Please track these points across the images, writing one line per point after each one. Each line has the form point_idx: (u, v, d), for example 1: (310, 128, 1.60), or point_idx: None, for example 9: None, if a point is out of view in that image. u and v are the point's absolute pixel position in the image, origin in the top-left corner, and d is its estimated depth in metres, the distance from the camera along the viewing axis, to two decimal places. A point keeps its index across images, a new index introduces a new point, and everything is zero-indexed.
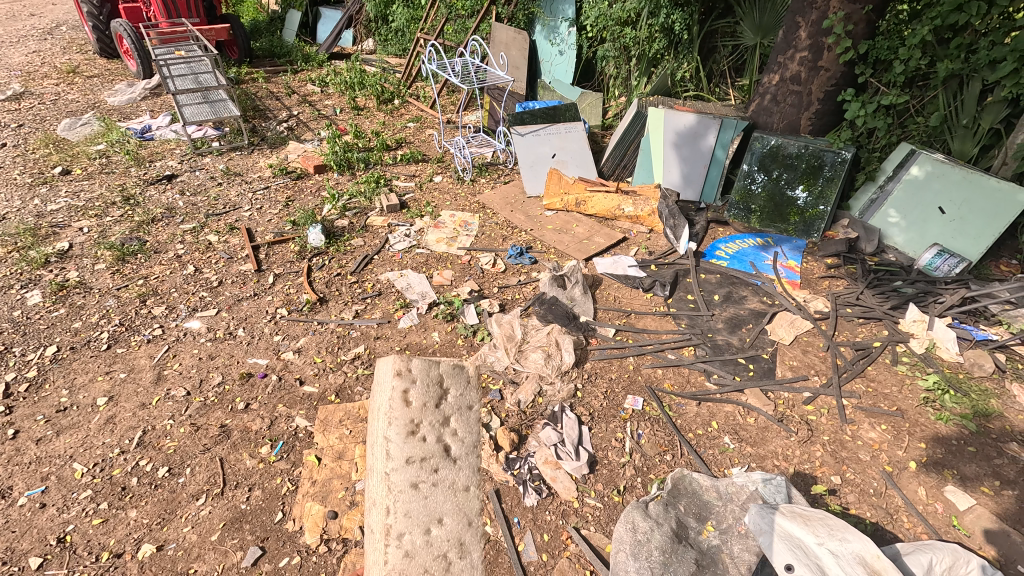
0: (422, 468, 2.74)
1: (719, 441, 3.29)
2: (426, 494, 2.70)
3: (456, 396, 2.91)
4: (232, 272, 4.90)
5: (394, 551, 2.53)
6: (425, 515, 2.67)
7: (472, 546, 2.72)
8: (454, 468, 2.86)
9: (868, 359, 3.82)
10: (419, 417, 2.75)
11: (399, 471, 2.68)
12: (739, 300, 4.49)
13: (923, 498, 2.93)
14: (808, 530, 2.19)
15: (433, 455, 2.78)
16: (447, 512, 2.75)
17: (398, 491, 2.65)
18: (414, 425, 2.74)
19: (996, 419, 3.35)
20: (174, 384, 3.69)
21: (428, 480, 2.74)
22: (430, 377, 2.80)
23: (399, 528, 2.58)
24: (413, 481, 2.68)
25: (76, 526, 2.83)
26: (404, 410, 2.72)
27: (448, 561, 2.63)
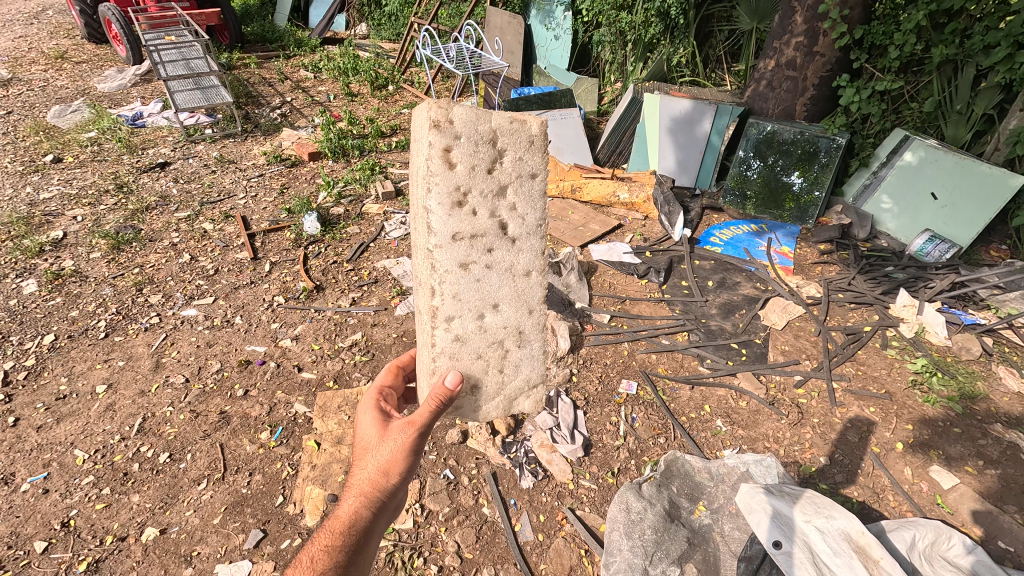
0: (473, 247, 1.69)
1: (712, 424, 3.36)
2: (484, 278, 1.74)
3: (516, 160, 1.62)
4: (228, 260, 4.90)
5: (443, 335, 1.77)
6: (477, 297, 1.76)
7: (534, 336, 1.92)
8: (515, 250, 1.75)
9: (859, 343, 3.88)
10: (468, 183, 1.60)
11: (445, 249, 1.66)
12: (733, 286, 4.54)
13: (909, 477, 3.01)
14: (797, 508, 2.25)
15: (488, 226, 1.67)
16: (502, 297, 1.80)
17: (443, 271, 1.69)
18: (461, 193, 1.60)
19: (981, 401, 3.43)
20: (173, 372, 3.72)
21: (491, 250, 1.71)
22: (478, 131, 1.55)
23: (448, 311, 1.74)
24: (460, 271, 1.71)
25: (79, 511, 2.87)
26: (445, 175, 1.57)
27: (506, 350, 1.90)
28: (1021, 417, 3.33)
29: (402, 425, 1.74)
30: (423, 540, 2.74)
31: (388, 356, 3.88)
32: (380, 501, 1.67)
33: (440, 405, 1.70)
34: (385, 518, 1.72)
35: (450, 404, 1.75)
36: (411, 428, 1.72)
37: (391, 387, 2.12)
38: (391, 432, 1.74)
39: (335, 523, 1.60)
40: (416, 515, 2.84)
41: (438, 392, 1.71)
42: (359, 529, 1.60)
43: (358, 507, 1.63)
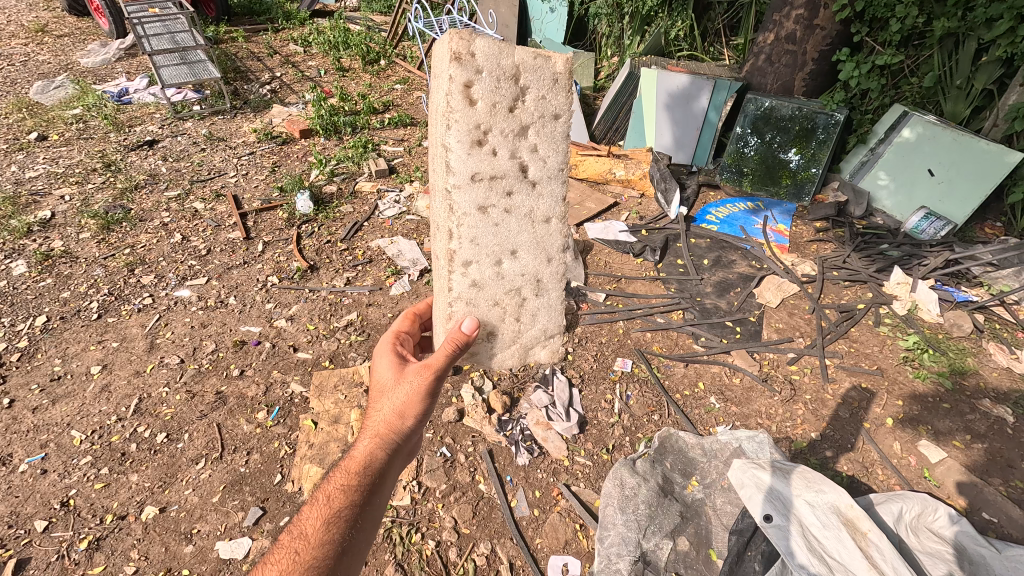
0: (493, 189, 1.80)
1: (705, 401, 3.39)
2: (500, 223, 1.87)
3: (536, 101, 1.73)
4: (221, 240, 4.84)
5: (460, 279, 1.90)
6: (495, 242, 1.89)
7: (550, 284, 2.09)
8: (534, 194, 1.87)
9: (852, 321, 3.90)
10: (488, 122, 1.69)
11: (464, 189, 1.76)
12: (728, 264, 4.53)
13: (898, 452, 3.07)
14: (787, 482, 2.30)
15: (506, 168, 1.78)
16: (519, 241, 1.93)
17: (462, 214, 1.80)
18: (481, 132, 1.70)
19: (971, 377, 3.48)
20: (168, 352, 3.71)
21: (508, 191, 1.82)
22: (500, 66, 1.64)
23: (466, 255, 1.87)
24: (478, 214, 1.82)
25: (78, 490, 2.90)
26: (466, 112, 1.66)
27: (524, 298, 2.06)
28: (1009, 392, 3.38)
29: (418, 368, 1.79)
30: (420, 516, 2.78)
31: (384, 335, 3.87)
32: (394, 443, 1.72)
33: (455, 350, 1.80)
34: (399, 461, 1.77)
35: (465, 348, 1.88)
36: (427, 370, 1.78)
37: (407, 334, 2.21)
38: (407, 374, 1.79)
39: (352, 463, 1.65)
40: (413, 493, 2.87)
41: (454, 338, 1.82)
42: (375, 469, 1.66)
43: (373, 448, 1.69)
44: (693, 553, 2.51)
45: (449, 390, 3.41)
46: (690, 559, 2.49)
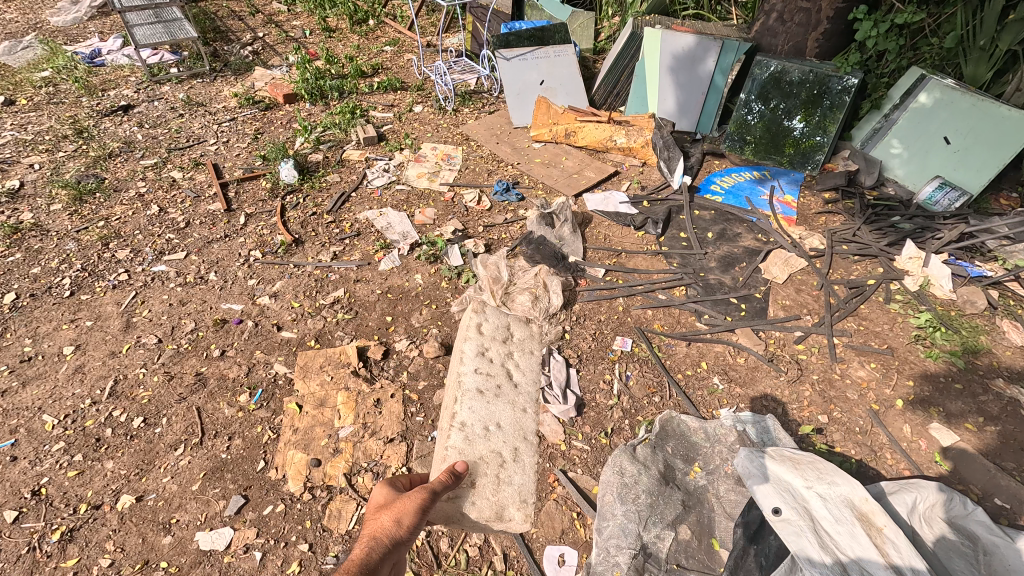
0: (488, 380, 3.14)
1: (708, 382, 3.25)
2: (489, 403, 3.04)
3: (521, 340, 3.39)
4: (200, 212, 4.59)
5: (456, 436, 2.84)
6: (484, 416, 2.97)
7: (524, 453, 2.88)
8: (513, 421, 3.00)
9: (862, 297, 3.73)
10: (491, 344, 3.31)
11: (469, 405, 3.00)
12: (733, 237, 4.33)
13: (908, 435, 2.95)
14: (797, 473, 2.16)
15: (495, 378, 3.17)
16: (500, 416, 3.00)
17: (466, 388, 3.08)
18: (485, 348, 3.28)
19: (984, 356, 3.33)
20: (145, 332, 3.52)
21: (497, 391, 3.11)
22: (500, 322, 3.43)
23: (462, 419, 2.92)
24: (477, 401, 3.03)
25: (50, 479, 2.76)
26: (477, 336, 3.33)
27: (503, 460, 2.84)
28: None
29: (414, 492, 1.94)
30: None
31: (372, 313, 3.68)
32: (390, 544, 1.67)
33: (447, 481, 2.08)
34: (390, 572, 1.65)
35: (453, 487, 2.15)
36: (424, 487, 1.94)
37: None
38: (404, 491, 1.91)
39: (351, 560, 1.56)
40: None
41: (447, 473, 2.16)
42: (374, 563, 1.57)
43: (370, 546, 1.64)
44: (695, 543, 2.41)
45: (441, 371, 3.29)
46: (692, 549, 2.39)
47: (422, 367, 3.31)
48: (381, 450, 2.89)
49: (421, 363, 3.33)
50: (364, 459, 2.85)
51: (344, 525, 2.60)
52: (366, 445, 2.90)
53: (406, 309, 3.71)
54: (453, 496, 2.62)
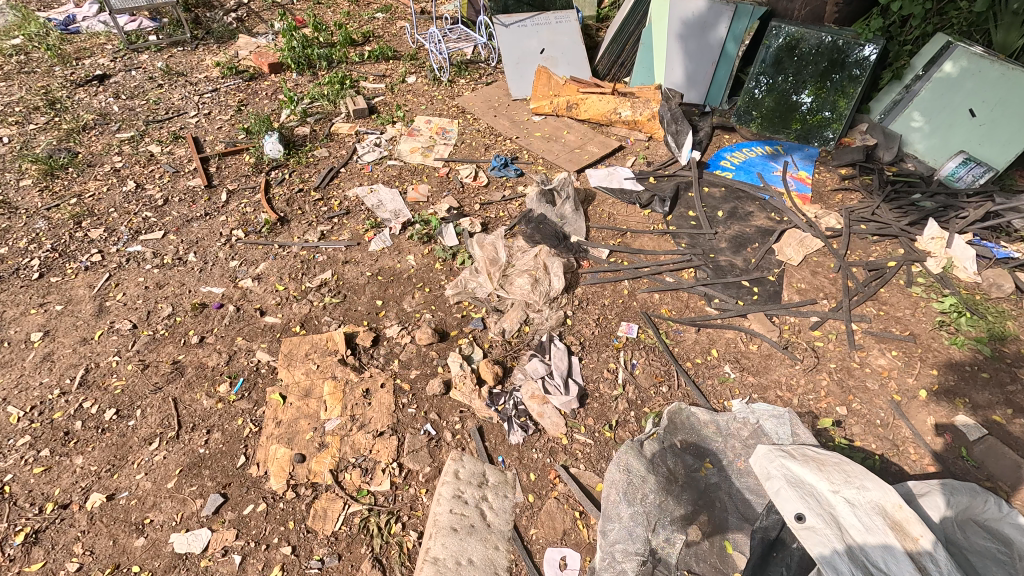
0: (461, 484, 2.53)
1: (719, 370, 3.06)
2: (461, 538, 2.35)
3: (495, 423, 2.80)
4: (179, 188, 4.32)
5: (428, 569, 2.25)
6: (459, 538, 2.35)
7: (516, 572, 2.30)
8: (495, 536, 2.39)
9: (882, 280, 3.52)
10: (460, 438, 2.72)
11: (441, 541, 2.33)
12: (745, 216, 4.09)
13: (932, 428, 2.77)
14: (822, 476, 1.97)
15: (472, 511, 2.44)
16: (473, 550, 2.33)
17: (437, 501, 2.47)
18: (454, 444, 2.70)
19: (1012, 343, 3.12)
20: (119, 317, 3.30)
21: (477, 526, 2.40)
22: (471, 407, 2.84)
23: (434, 550, 2.30)
24: (449, 535, 2.35)
25: (15, 476, 2.57)
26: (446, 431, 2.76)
27: None
28: None
29: None
30: (401, 504, 2.50)
31: (362, 297, 3.46)
32: None
33: None
34: None
35: None
36: None
37: None
38: None
39: None
40: (394, 476, 2.58)
41: None
42: None
43: None
44: (706, 545, 2.24)
45: (434, 359, 3.09)
46: (703, 552, 2.23)
47: (415, 354, 3.11)
48: (370, 444, 2.70)
49: (413, 350, 3.12)
50: (352, 454, 2.66)
51: (330, 525, 2.42)
52: (354, 439, 2.72)
53: (397, 293, 3.48)
54: None
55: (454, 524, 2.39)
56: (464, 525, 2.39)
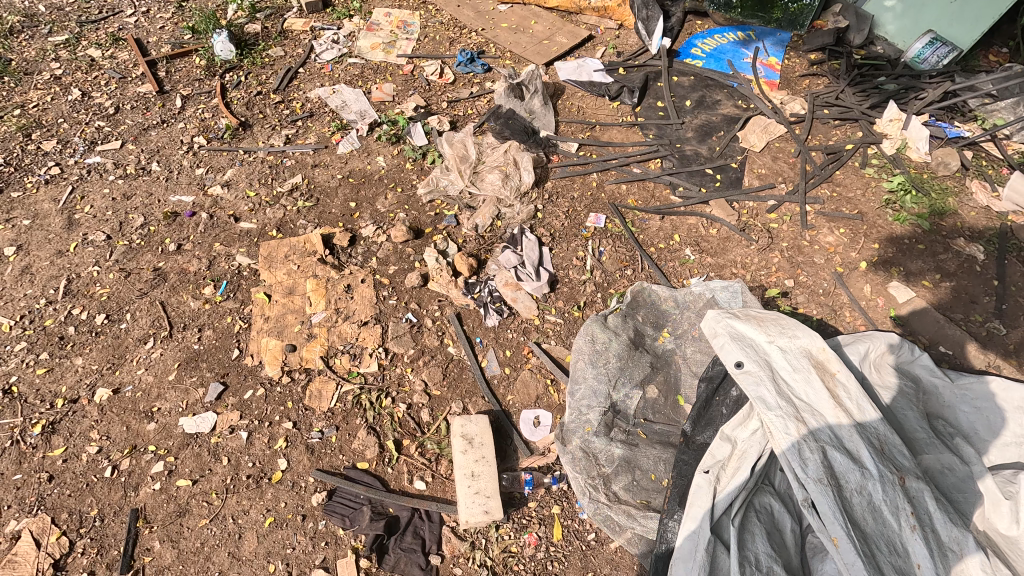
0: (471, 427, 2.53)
1: (681, 254, 3.27)
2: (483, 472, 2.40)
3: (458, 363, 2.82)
4: (129, 95, 4.10)
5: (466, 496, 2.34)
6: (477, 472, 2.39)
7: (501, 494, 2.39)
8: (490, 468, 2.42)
9: (838, 163, 3.67)
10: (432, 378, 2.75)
11: (472, 476, 2.38)
12: (712, 105, 4.10)
13: (867, 294, 3.07)
14: (761, 329, 2.20)
15: (483, 449, 2.46)
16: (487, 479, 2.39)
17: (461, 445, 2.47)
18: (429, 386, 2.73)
19: (950, 218, 3.32)
20: (91, 229, 3.30)
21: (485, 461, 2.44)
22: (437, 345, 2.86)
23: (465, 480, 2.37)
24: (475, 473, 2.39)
25: (20, 377, 2.72)
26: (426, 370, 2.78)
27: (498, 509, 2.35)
28: (985, 231, 3.26)
29: None
30: (389, 381, 2.75)
31: (335, 200, 3.48)
32: None
33: None
34: None
35: None
36: None
37: None
38: None
39: None
40: (381, 359, 2.80)
41: None
42: None
43: None
44: (661, 399, 2.55)
45: (411, 255, 3.21)
46: (659, 406, 2.54)
47: (392, 252, 3.22)
48: (356, 333, 2.89)
49: (390, 248, 3.23)
50: (340, 342, 2.86)
51: (326, 403, 2.67)
52: (341, 329, 2.90)
53: (370, 195, 3.51)
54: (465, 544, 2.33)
55: (472, 465, 2.41)
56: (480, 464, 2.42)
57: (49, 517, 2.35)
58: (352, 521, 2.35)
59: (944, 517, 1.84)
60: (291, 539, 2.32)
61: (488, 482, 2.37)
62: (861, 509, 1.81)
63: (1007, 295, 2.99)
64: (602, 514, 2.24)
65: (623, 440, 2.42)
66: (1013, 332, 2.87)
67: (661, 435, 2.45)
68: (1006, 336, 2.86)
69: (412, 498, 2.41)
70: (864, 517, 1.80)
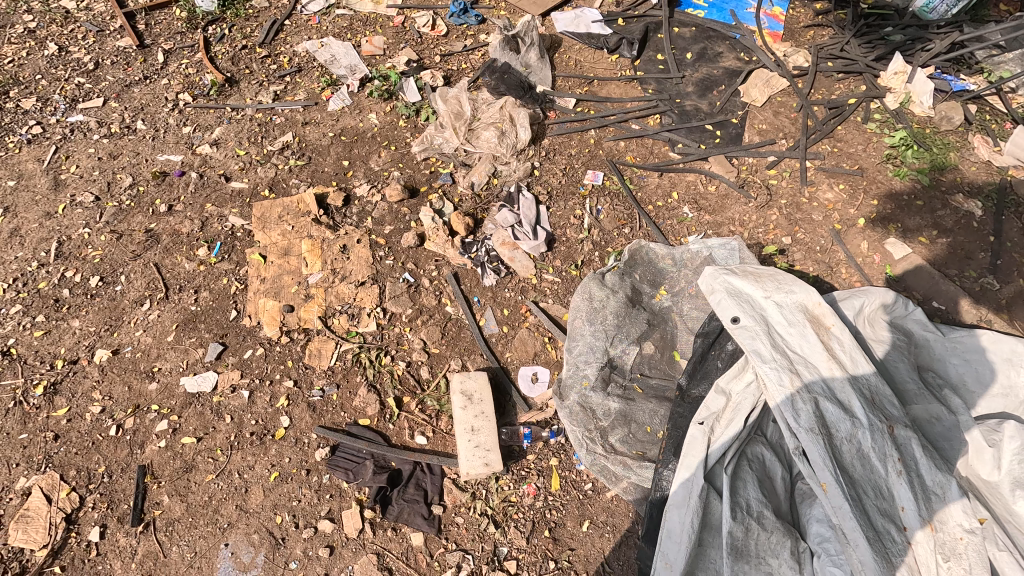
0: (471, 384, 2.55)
1: (679, 212, 3.25)
2: (482, 428, 2.44)
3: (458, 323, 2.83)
4: (108, 50, 3.93)
5: (467, 450, 2.39)
6: (477, 427, 2.44)
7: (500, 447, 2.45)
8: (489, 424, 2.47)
9: (840, 118, 3.60)
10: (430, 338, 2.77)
11: (473, 432, 2.43)
12: (714, 57, 3.98)
13: (864, 251, 3.08)
14: (758, 285, 2.20)
15: (483, 405, 2.50)
16: (487, 433, 2.44)
17: (461, 402, 2.50)
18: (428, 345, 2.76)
19: (950, 173, 3.28)
20: (79, 190, 3.23)
21: (485, 416, 2.48)
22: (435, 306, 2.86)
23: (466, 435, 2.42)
24: (475, 429, 2.44)
25: (18, 340, 2.72)
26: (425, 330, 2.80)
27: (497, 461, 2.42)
28: (984, 186, 3.22)
29: None
30: (388, 340, 2.76)
31: (327, 159, 3.41)
32: None
33: None
34: None
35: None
36: None
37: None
38: None
39: None
40: (379, 319, 2.81)
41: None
42: None
43: None
44: (658, 355, 2.58)
45: (406, 215, 3.17)
46: (655, 361, 2.57)
47: (387, 211, 3.18)
48: (353, 293, 2.88)
49: (385, 208, 3.18)
50: (337, 302, 2.86)
51: (326, 361, 2.69)
52: (338, 289, 2.89)
53: (363, 153, 3.43)
54: (466, 494, 2.40)
55: (472, 421, 2.45)
56: (480, 420, 2.46)
57: (58, 474, 2.40)
58: (355, 475, 2.41)
59: (929, 463, 1.90)
60: (296, 492, 2.39)
61: (488, 436, 2.43)
62: (850, 456, 1.87)
63: (1003, 251, 3.00)
64: (598, 465, 2.32)
65: (620, 393, 2.46)
66: (1006, 288, 2.89)
67: (657, 389, 2.49)
68: (999, 292, 2.89)
69: (413, 452, 2.47)
70: (853, 463, 1.86)
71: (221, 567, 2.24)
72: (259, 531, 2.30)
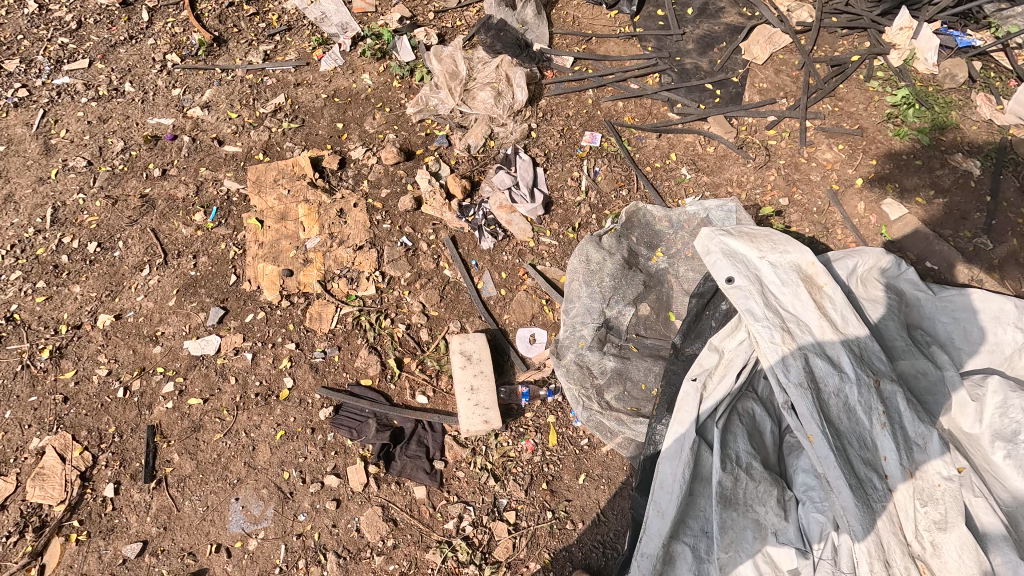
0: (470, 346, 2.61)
1: (677, 173, 3.24)
2: (482, 387, 2.51)
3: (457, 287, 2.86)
4: (90, 7, 3.79)
5: (467, 408, 2.47)
6: (477, 387, 2.51)
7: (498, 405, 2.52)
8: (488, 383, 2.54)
9: (842, 76, 3.53)
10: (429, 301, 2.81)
11: (473, 392, 2.50)
12: (716, 12, 3.85)
13: (860, 212, 3.09)
14: (753, 246, 2.22)
15: (483, 366, 2.57)
16: (486, 392, 2.51)
17: (462, 363, 2.56)
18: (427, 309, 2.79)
19: (950, 132, 3.24)
20: (70, 154, 3.19)
21: (484, 376, 2.55)
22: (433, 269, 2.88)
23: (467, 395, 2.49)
24: (475, 389, 2.50)
25: (21, 305, 2.75)
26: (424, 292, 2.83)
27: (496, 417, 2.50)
28: (984, 145, 3.19)
29: None
30: (387, 304, 2.80)
31: (321, 121, 3.35)
32: None
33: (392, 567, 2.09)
34: None
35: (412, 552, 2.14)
36: None
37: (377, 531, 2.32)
38: None
39: None
40: (378, 283, 2.83)
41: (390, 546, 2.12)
42: None
43: None
44: (653, 316, 2.63)
45: (403, 177, 3.14)
46: (650, 322, 2.62)
47: (383, 175, 3.15)
48: (351, 258, 2.89)
49: (381, 171, 3.16)
50: (336, 267, 2.87)
51: (327, 325, 2.73)
52: (336, 254, 2.90)
53: (357, 115, 3.37)
54: (467, 451, 2.49)
55: (472, 381, 2.52)
56: (479, 380, 2.53)
57: (70, 435, 2.47)
58: (359, 433, 2.49)
59: (913, 416, 1.97)
60: (302, 449, 2.47)
61: (488, 395, 2.50)
62: (836, 409, 1.94)
63: (998, 211, 3.00)
64: (594, 420, 2.38)
65: (616, 353, 2.52)
66: (999, 248, 2.92)
67: (652, 348, 2.56)
68: (992, 252, 2.91)
69: (414, 411, 2.55)
70: (839, 416, 1.93)
71: (233, 519, 2.34)
72: (268, 485, 2.39)
